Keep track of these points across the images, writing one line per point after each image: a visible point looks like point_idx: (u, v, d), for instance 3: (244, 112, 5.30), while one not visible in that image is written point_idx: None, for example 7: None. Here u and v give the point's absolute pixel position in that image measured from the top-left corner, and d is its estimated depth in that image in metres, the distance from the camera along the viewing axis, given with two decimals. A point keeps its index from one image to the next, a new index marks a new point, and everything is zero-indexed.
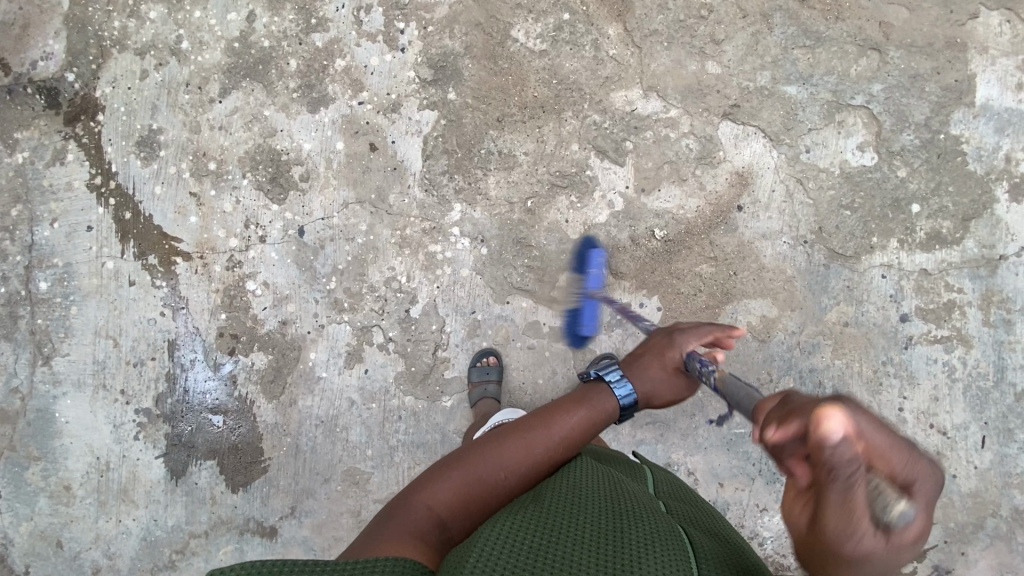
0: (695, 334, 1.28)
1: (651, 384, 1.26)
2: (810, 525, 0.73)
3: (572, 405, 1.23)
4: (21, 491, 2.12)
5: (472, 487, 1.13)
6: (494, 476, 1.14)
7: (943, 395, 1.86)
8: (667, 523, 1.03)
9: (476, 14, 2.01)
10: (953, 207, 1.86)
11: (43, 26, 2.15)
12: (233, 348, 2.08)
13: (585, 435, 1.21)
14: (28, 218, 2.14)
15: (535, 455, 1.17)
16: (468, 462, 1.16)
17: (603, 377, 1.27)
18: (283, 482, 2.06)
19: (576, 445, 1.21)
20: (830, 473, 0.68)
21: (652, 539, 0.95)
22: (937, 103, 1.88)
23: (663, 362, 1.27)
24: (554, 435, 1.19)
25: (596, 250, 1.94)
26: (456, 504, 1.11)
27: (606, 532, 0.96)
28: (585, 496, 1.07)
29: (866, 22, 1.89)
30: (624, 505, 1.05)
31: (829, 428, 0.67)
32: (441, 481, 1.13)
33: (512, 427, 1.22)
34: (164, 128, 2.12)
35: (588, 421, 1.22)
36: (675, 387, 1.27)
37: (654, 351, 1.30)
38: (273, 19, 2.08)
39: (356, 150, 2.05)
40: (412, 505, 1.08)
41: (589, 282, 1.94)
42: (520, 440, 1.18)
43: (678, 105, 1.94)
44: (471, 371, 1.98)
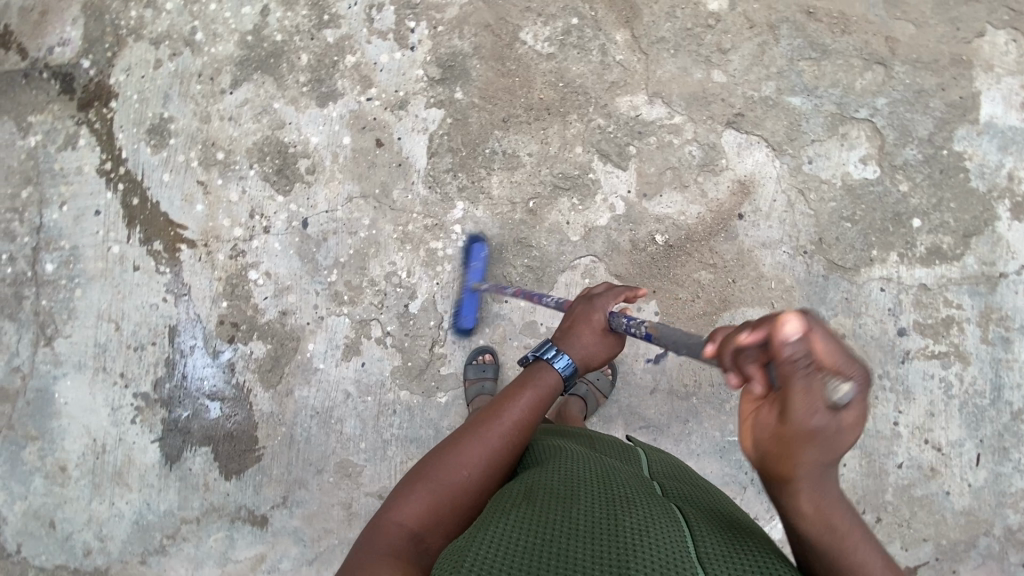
0: (609, 294, 1.37)
1: (587, 349, 1.33)
2: (778, 424, 0.76)
3: (517, 389, 1.30)
4: (17, 470, 2.15)
5: (439, 495, 1.16)
6: (456, 478, 1.17)
7: (938, 411, 1.85)
8: (661, 506, 1.03)
9: (486, 16, 2.04)
10: (954, 223, 1.87)
11: (62, 13, 2.20)
12: (232, 336, 2.10)
13: (536, 414, 1.28)
14: (38, 200, 2.18)
15: (492, 446, 1.21)
16: (428, 473, 1.18)
17: (541, 355, 1.33)
18: (276, 471, 2.07)
19: (531, 426, 1.26)
20: (790, 368, 0.71)
21: (646, 524, 0.95)
22: (941, 119, 1.88)
23: (592, 327, 1.35)
24: (505, 421, 1.24)
25: (475, 244, 2.01)
26: (428, 514, 1.13)
27: (599, 522, 0.95)
28: (577, 487, 1.07)
29: (872, 37, 1.91)
30: (616, 492, 1.05)
31: (787, 327, 0.71)
32: (408, 497, 1.16)
33: (465, 426, 1.26)
34: (175, 116, 2.15)
35: (536, 400, 1.29)
36: (608, 346, 1.35)
37: (581, 319, 1.37)
38: (287, 14, 2.12)
39: (362, 145, 2.07)
40: (384, 526, 1.11)
41: (471, 276, 2.00)
42: (474, 437, 1.22)
43: (682, 112, 1.95)
44: (467, 369, 1.99)
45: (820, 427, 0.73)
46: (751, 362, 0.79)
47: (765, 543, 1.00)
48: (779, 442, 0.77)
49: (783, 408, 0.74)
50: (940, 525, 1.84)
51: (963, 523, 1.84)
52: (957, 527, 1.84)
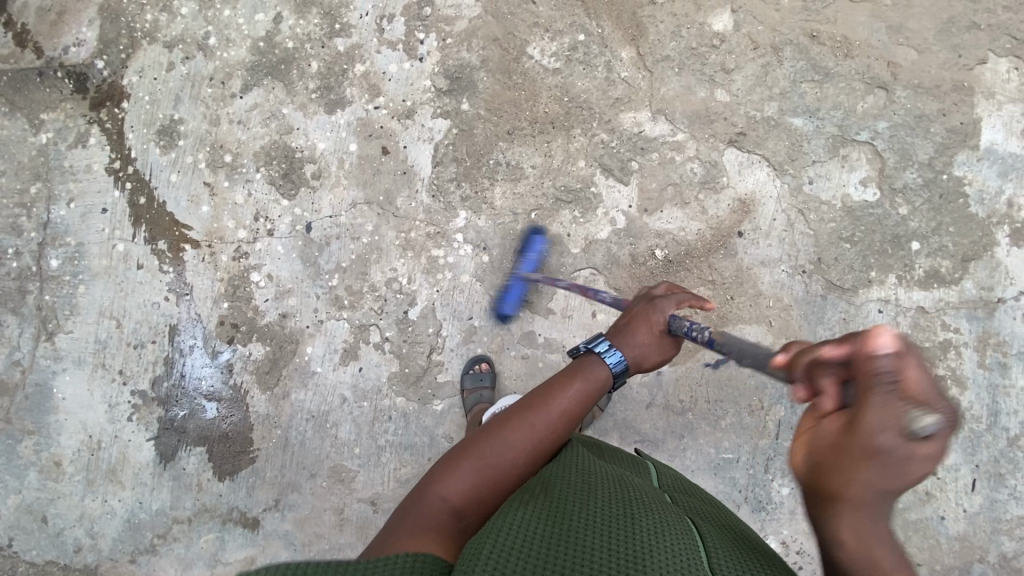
0: (672, 299, 1.40)
1: (641, 348, 1.36)
2: (839, 435, 0.78)
3: (567, 379, 1.32)
4: (12, 463, 2.15)
5: (482, 476, 1.18)
6: (502, 460, 1.20)
7: None
8: (674, 515, 1.05)
9: (494, 30, 2.07)
10: (953, 247, 1.87)
11: (79, 14, 2.25)
12: (232, 337, 2.11)
13: (583, 408, 1.30)
14: (47, 196, 2.22)
15: (539, 434, 1.24)
16: (474, 451, 1.21)
17: (593, 350, 1.35)
18: (269, 473, 2.07)
19: (575, 419, 1.28)
20: (872, 375, 0.73)
21: (660, 528, 0.97)
22: (941, 144, 1.90)
23: (648, 327, 1.38)
24: (553, 411, 1.26)
25: (536, 236, 2.01)
26: (470, 492, 1.16)
27: (616, 522, 0.97)
28: (593, 488, 1.09)
29: (874, 62, 1.93)
30: (631, 496, 1.08)
31: (879, 335, 0.73)
32: (453, 472, 1.18)
33: (511, 411, 1.29)
34: (185, 119, 2.19)
35: (585, 394, 1.30)
36: (662, 348, 1.39)
37: (638, 318, 1.40)
38: (299, 22, 2.16)
39: (368, 153, 2.10)
40: (428, 497, 1.14)
41: (524, 265, 2.01)
42: (522, 422, 1.24)
43: (685, 129, 1.97)
44: (464, 378, 1.99)
45: (890, 449, 0.74)
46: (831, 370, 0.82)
47: (767, 561, 1.03)
48: (835, 457, 0.80)
49: (850, 418, 0.77)
50: (934, 550, 1.83)
51: (958, 548, 1.83)
52: (951, 552, 1.83)
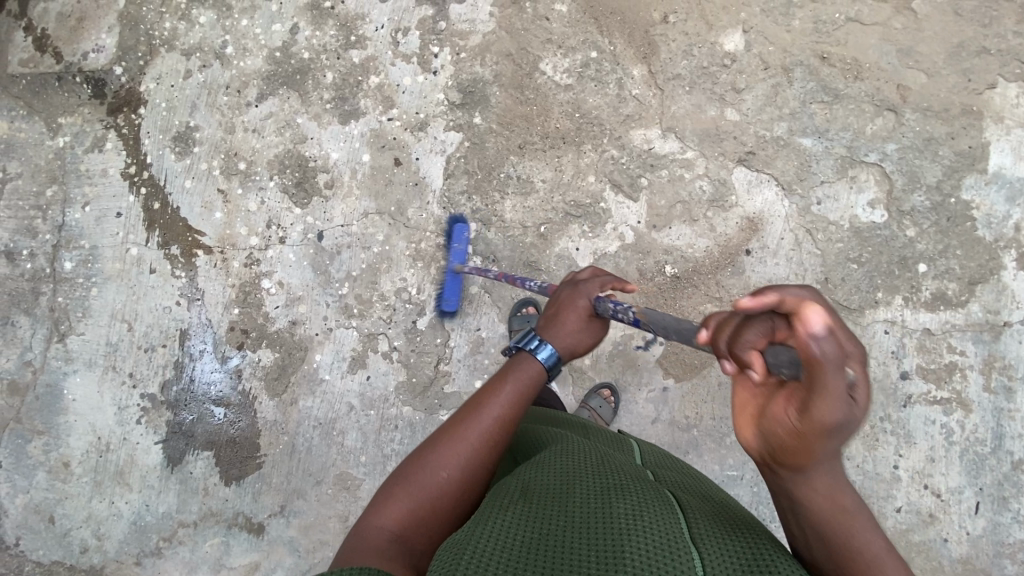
0: (595, 282, 1.47)
1: (571, 337, 1.42)
2: (798, 415, 0.83)
3: (498, 383, 1.36)
4: (21, 463, 2.18)
5: (420, 495, 1.21)
6: (436, 477, 1.23)
7: (939, 457, 1.86)
8: (654, 492, 1.10)
9: (507, 45, 2.10)
10: (960, 270, 1.88)
11: (98, 21, 2.29)
12: (241, 342, 2.13)
13: (517, 411, 1.33)
14: (62, 199, 2.25)
15: (473, 443, 1.27)
16: (409, 477, 1.24)
17: (523, 347, 1.41)
18: (275, 479, 2.08)
19: (510, 421, 1.32)
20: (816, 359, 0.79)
21: (639, 510, 1.00)
22: (949, 167, 1.91)
23: (575, 314, 1.44)
24: (484, 420, 1.30)
25: (459, 225, 2.05)
26: (410, 516, 1.19)
27: (594, 512, 1.01)
28: (573, 478, 1.13)
29: (884, 84, 1.95)
30: (611, 481, 1.11)
31: (810, 317, 0.81)
32: (391, 501, 1.22)
33: (443, 429, 1.32)
34: (201, 126, 2.22)
35: (515, 396, 1.34)
36: (592, 332, 1.46)
37: (565, 307, 1.46)
38: (315, 33, 2.19)
39: (380, 164, 2.12)
40: (368, 528, 1.17)
41: (453, 257, 2.04)
42: (453, 439, 1.28)
43: (695, 147, 1.99)
44: (513, 320, 2.02)
45: (847, 421, 0.79)
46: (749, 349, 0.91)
47: (749, 524, 1.09)
48: (798, 434, 0.84)
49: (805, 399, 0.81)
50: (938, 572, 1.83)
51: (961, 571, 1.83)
52: None
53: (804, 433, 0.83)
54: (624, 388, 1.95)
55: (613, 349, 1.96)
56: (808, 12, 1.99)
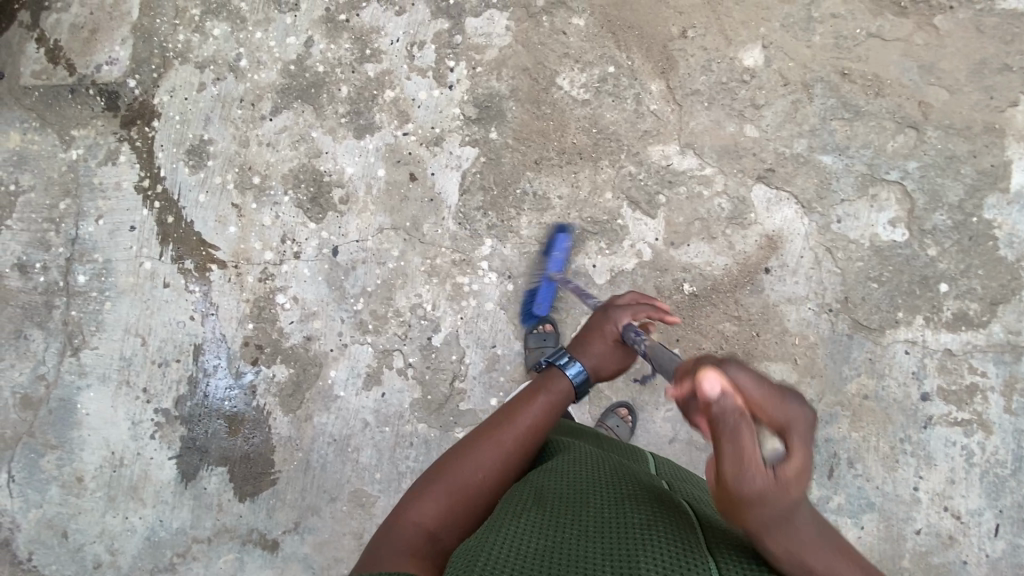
0: (629, 309, 1.47)
1: (596, 359, 1.45)
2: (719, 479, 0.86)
3: (532, 394, 1.40)
4: (34, 478, 2.17)
5: (455, 494, 1.23)
6: (472, 478, 1.26)
7: (959, 479, 1.84)
8: (669, 502, 1.09)
9: (524, 59, 2.08)
10: (982, 289, 1.87)
11: (112, 33, 2.27)
12: (256, 358, 2.12)
13: (548, 421, 1.37)
14: (75, 212, 2.24)
15: (508, 446, 1.30)
16: (444, 475, 1.27)
17: (554, 363, 1.44)
18: (290, 496, 2.08)
19: (541, 431, 1.35)
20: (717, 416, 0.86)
21: (653, 520, 1.00)
22: (971, 185, 1.89)
23: (602, 338, 1.46)
24: (519, 424, 1.34)
25: (560, 233, 2.01)
26: (441, 513, 1.20)
27: (608, 522, 1.00)
28: (585, 487, 1.13)
29: (905, 101, 1.93)
30: (624, 491, 1.10)
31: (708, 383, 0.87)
32: (424, 497, 1.23)
33: (478, 431, 1.35)
34: (214, 139, 2.20)
35: (548, 405, 1.38)
36: (615, 358, 1.46)
37: (595, 329, 1.49)
38: (330, 46, 2.17)
39: (395, 179, 2.11)
40: (402, 525, 1.18)
41: (550, 265, 2.00)
42: (488, 443, 1.30)
43: (713, 164, 1.98)
44: (529, 337, 1.99)
45: (760, 483, 0.82)
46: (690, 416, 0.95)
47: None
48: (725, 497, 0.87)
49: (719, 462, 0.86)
50: None
51: None
52: None
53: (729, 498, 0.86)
54: (641, 407, 1.94)
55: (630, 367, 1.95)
56: (828, 27, 1.97)
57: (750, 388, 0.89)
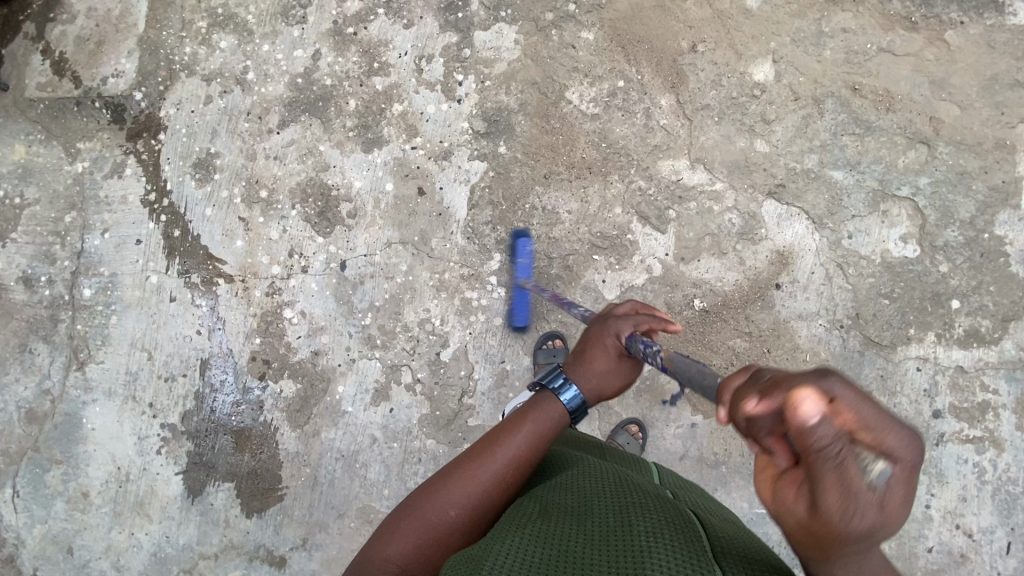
0: (629, 320, 1.37)
1: (597, 378, 1.36)
2: (809, 512, 0.70)
3: (517, 422, 1.34)
4: (39, 493, 2.16)
5: (426, 533, 1.21)
6: (445, 515, 1.23)
7: (971, 496, 1.83)
8: (674, 510, 1.07)
9: (533, 73, 2.07)
10: (994, 306, 1.86)
11: (118, 45, 2.26)
12: (263, 373, 2.11)
13: (534, 452, 1.31)
14: (81, 225, 2.23)
15: (483, 485, 1.25)
16: (419, 508, 1.25)
17: (547, 386, 1.37)
18: (297, 512, 2.06)
19: (525, 463, 1.29)
20: (815, 448, 0.67)
21: (659, 527, 0.97)
22: (983, 202, 1.88)
23: (603, 353, 1.38)
24: (498, 460, 1.28)
25: (522, 239, 2.00)
26: (415, 550, 1.20)
27: (614, 529, 0.98)
28: (590, 497, 1.11)
29: (917, 116, 1.92)
30: (630, 499, 1.08)
31: (806, 409, 0.66)
32: (399, 531, 1.23)
33: (458, 462, 1.32)
34: (221, 152, 2.19)
35: (532, 438, 1.31)
36: (619, 373, 1.38)
37: (593, 344, 1.39)
38: (337, 59, 2.16)
39: (404, 193, 2.10)
40: (373, 562, 1.18)
41: (517, 272, 2.00)
42: (466, 476, 1.27)
43: (724, 179, 1.97)
44: (537, 353, 1.98)
45: (863, 520, 0.67)
46: (764, 435, 0.74)
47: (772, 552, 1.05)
48: (809, 527, 0.72)
49: (811, 494, 0.69)
50: None
51: None
52: None
53: (816, 530, 0.71)
54: (651, 424, 1.93)
55: (640, 384, 1.94)
56: (838, 42, 1.96)
57: (854, 407, 0.67)
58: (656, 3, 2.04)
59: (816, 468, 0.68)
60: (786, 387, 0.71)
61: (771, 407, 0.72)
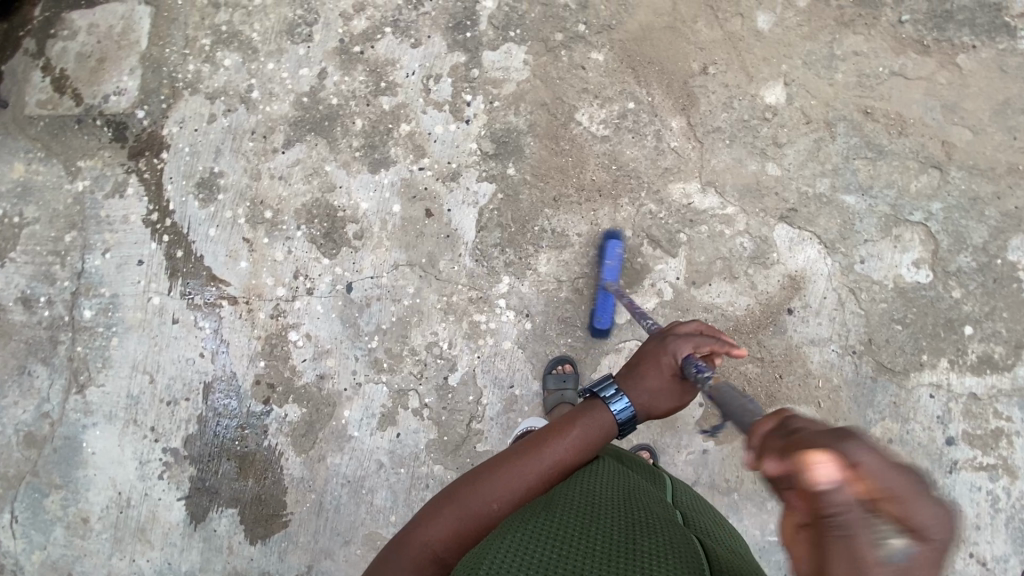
0: (689, 340, 1.28)
1: (648, 395, 1.30)
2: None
3: (566, 424, 1.27)
4: (38, 519, 2.11)
5: (466, 521, 1.16)
6: (486, 506, 1.18)
7: (984, 525, 1.81)
8: (681, 534, 0.99)
9: (542, 94, 2.05)
10: (1007, 333, 1.85)
11: (120, 62, 2.23)
12: (268, 397, 2.08)
13: (579, 458, 1.24)
14: (81, 244, 2.19)
15: (525, 484, 1.20)
16: (460, 497, 1.19)
17: (598, 394, 1.31)
18: (302, 538, 2.03)
19: (568, 468, 1.23)
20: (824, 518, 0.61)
21: (664, 549, 0.91)
22: (995, 227, 1.87)
23: (657, 371, 1.30)
24: (545, 459, 1.22)
25: (613, 241, 1.95)
26: (454, 538, 1.15)
27: (614, 542, 0.93)
28: (596, 503, 1.06)
29: (929, 140, 1.91)
30: (637, 517, 1.02)
31: (818, 474, 0.61)
32: (438, 516, 1.17)
33: (503, 455, 1.25)
34: (225, 172, 2.16)
35: (582, 442, 1.25)
36: (671, 395, 1.29)
37: (647, 360, 1.32)
38: (344, 78, 2.14)
39: (412, 214, 2.08)
40: (412, 544, 1.14)
41: (606, 274, 1.94)
42: (510, 470, 1.21)
43: (735, 203, 1.95)
44: (547, 378, 1.95)
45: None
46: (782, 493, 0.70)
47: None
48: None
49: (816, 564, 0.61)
50: None
51: None
52: None
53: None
54: (662, 450, 1.91)
55: None
56: (850, 65, 1.95)
57: (878, 473, 0.60)
58: (666, 25, 2.02)
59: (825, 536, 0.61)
60: (801, 446, 0.67)
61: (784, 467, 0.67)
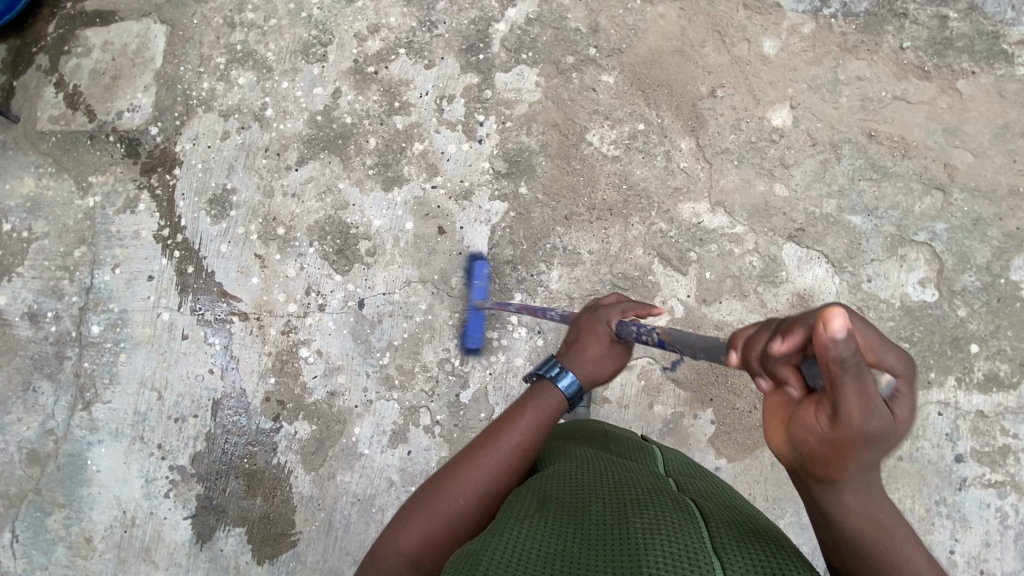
0: (616, 307, 1.39)
1: (592, 364, 1.34)
2: (830, 423, 0.76)
3: (519, 409, 1.29)
4: (39, 538, 2.07)
5: (435, 521, 1.15)
6: (454, 503, 1.17)
7: (994, 541, 1.83)
8: (674, 503, 0.95)
9: (554, 115, 2.09)
10: (1012, 351, 1.88)
11: (134, 79, 2.25)
12: (277, 414, 2.07)
13: (538, 437, 1.26)
14: (90, 260, 2.18)
15: (490, 472, 1.20)
16: (426, 499, 1.18)
17: (545, 374, 1.33)
18: (311, 558, 2.00)
19: (529, 447, 1.24)
20: (840, 364, 0.70)
21: (658, 522, 0.87)
22: (998, 247, 1.92)
23: (595, 341, 1.36)
24: (504, 446, 1.23)
25: (479, 262, 2.04)
26: (427, 539, 1.13)
27: (611, 530, 0.88)
28: (590, 495, 1.01)
29: (932, 162, 1.96)
30: (629, 496, 0.97)
31: (834, 323, 0.68)
32: (407, 524, 1.16)
33: (462, 453, 1.26)
34: (238, 188, 2.17)
35: (535, 423, 1.27)
36: (613, 359, 1.37)
37: (584, 333, 1.38)
38: (358, 98, 2.17)
39: (424, 232, 2.09)
40: (385, 554, 1.12)
41: (473, 294, 2.02)
42: (471, 464, 1.21)
43: (744, 222, 1.99)
44: None
45: (876, 422, 0.74)
46: (782, 365, 0.80)
47: (774, 538, 0.91)
48: (829, 439, 0.78)
49: (835, 404, 0.74)
50: None
51: None
52: None
53: (836, 441, 0.77)
54: None
55: (664, 427, 1.93)
56: (854, 90, 2.01)
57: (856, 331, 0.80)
58: (675, 49, 2.07)
59: (838, 380, 0.72)
60: (802, 322, 0.77)
61: (793, 343, 0.77)
